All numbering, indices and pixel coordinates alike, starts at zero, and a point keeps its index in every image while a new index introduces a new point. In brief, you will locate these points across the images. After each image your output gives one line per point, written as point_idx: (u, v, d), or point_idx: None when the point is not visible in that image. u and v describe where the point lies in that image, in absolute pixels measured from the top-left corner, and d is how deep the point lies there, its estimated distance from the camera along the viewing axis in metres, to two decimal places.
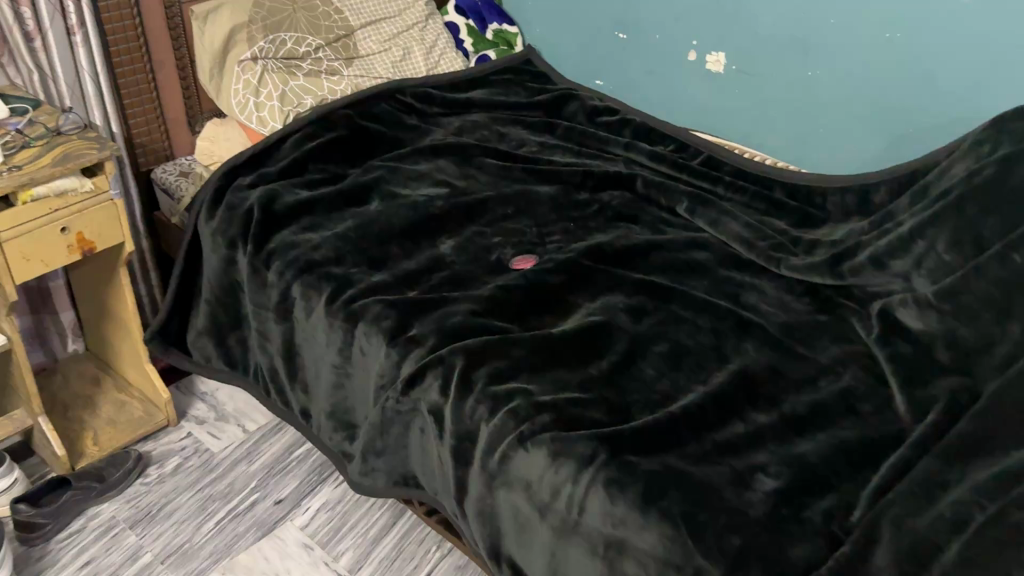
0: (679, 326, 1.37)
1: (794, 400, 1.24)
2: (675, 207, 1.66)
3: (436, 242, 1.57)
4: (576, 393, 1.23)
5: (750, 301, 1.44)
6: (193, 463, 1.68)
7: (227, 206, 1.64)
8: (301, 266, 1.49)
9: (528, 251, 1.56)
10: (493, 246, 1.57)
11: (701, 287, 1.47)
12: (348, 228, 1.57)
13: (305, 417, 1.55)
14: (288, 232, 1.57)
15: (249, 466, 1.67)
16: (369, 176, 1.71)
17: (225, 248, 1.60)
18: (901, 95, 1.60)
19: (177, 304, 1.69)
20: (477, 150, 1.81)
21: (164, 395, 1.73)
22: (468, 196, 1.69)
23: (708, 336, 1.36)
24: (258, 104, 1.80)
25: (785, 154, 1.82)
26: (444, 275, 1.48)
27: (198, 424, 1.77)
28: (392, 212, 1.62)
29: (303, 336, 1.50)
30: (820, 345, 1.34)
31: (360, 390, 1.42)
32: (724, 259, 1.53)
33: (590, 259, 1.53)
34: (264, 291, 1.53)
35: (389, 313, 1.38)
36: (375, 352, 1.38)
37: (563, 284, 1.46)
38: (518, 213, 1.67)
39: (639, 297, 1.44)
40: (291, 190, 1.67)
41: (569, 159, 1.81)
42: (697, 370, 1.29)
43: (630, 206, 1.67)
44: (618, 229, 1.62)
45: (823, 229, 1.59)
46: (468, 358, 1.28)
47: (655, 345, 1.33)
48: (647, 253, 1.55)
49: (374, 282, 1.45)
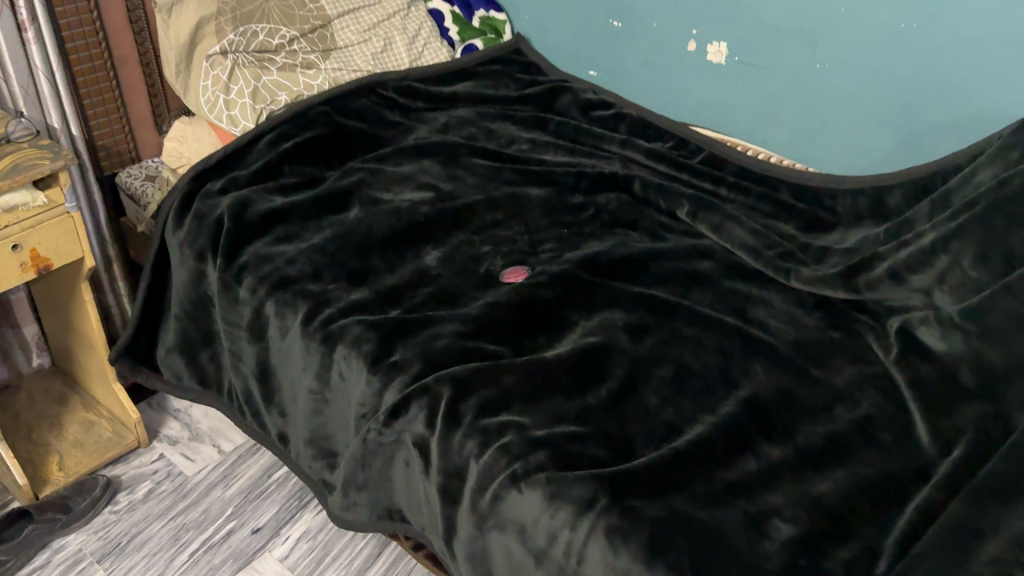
0: (682, 346, 1.28)
1: (809, 430, 1.15)
2: (675, 211, 1.55)
3: (420, 253, 1.47)
4: (573, 425, 1.13)
5: (757, 316, 1.34)
6: (165, 489, 1.58)
7: (195, 215, 1.53)
8: (276, 282, 1.39)
9: (519, 262, 1.46)
10: (481, 256, 1.47)
11: (705, 302, 1.37)
12: (326, 239, 1.46)
13: (283, 442, 1.45)
14: (261, 244, 1.46)
15: (225, 492, 1.57)
16: (348, 180, 1.61)
17: (194, 261, 1.49)
18: (916, 91, 1.49)
19: (145, 319, 1.59)
20: (465, 149, 1.70)
21: (134, 415, 1.63)
22: (455, 201, 1.58)
23: (714, 357, 1.26)
24: (229, 102, 1.68)
25: (791, 151, 1.72)
26: (428, 291, 1.37)
27: (171, 445, 1.67)
28: (373, 220, 1.51)
29: (279, 358, 1.39)
30: (834, 366, 1.25)
31: (340, 416, 1.33)
32: (729, 269, 1.43)
33: (585, 271, 1.42)
34: (235, 308, 1.42)
35: (370, 335, 1.28)
36: (355, 377, 1.27)
37: (557, 299, 1.36)
38: (508, 219, 1.57)
39: (639, 314, 1.34)
40: (264, 196, 1.55)
41: (562, 158, 1.71)
42: (703, 397, 1.19)
43: (627, 210, 1.57)
44: (615, 235, 1.51)
45: (833, 235, 1.49)
46: (456, 387, 1.18)
47: (657, 369, 1.23)
48: (645, 262, 1.44)
49: (354, 300, 1.34)
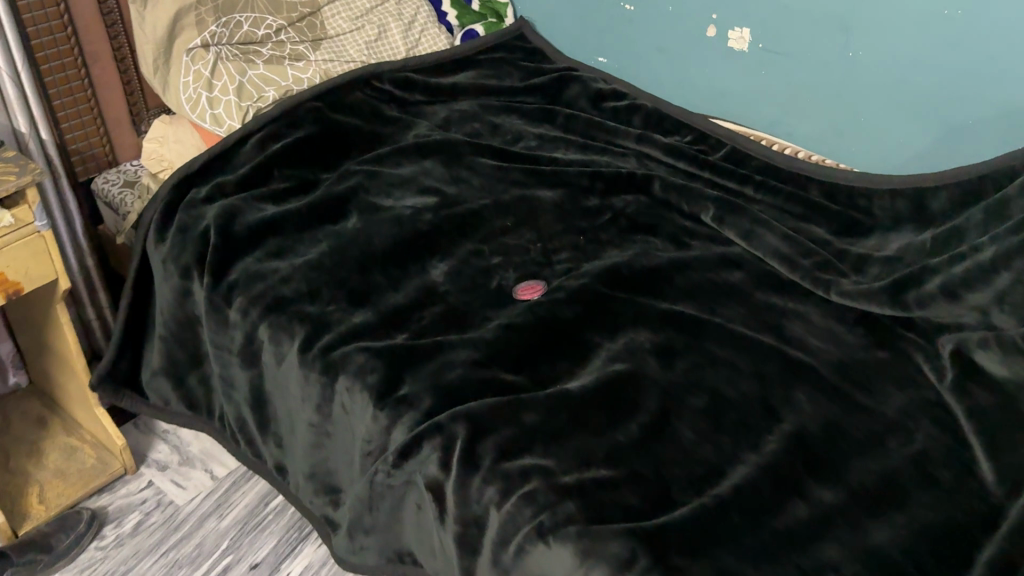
0: (716, 371, 1.17)
1: (861, 469, 1.05)
2: (699, 215, 1.44)
3: (426, 267, 1.35)
4: (604, 469, 1.02)
5: (795, 334, 1.23)
6: (155, 521, 1.47)
7: (179, 227, 1.40)
8: (270, 303, 1.27)
9: (533, 275, 1.34)
10: (491, 269, 1.35)
11: (737, 318, 1.26)
12: (322, 253, 1.34)
13: (281, 474, 1.35)
14: (251, 259, 1.34)
15: (219, 523, 1.47)
16: (345, 185, 1.48)
17: (178, 278, 1.37)
18: (958, 83, 1.37)
19: (127, 339, 1.47)
20: (469, 148, 1.59)
21: (120, 441, 1.51)
22: (461, 207, 1.46)
23: (751, 383, 1.15)
24: (212, 100, 1.54)
25: (819, 145, 1.60)
26: (436, 311, 1.26)
27: (160, 471, 1.56)
28: (374, 230, 1.39)
29: (274, 385, 1.28)
30: (882, 393, 1.15)
31: (343, 451, 1.22)
32: (760, 280, 1.32)
33: (606, 286, 1.31)
34: (225, 331, 1.31)
35: (375, 365, 1.16)
36: (359, 411, 1.16)
37: (576, 318, 1.25)
38: (518, 225, 1.45)
39: (666, 334, 1.23)
40: (253, 206, 1.43)
41: (573, 156, 1.60)
42: (743, 432, 1.09)
43: (647, 214, 1.45)
44: (635, 243, 1.40)
45: (871, 240, 1.38)
46: (472, 426, 1.07)
47: (691, 400, 1.13)
48: (670, 275, 1.33)
49: (356, 323, 1.23)
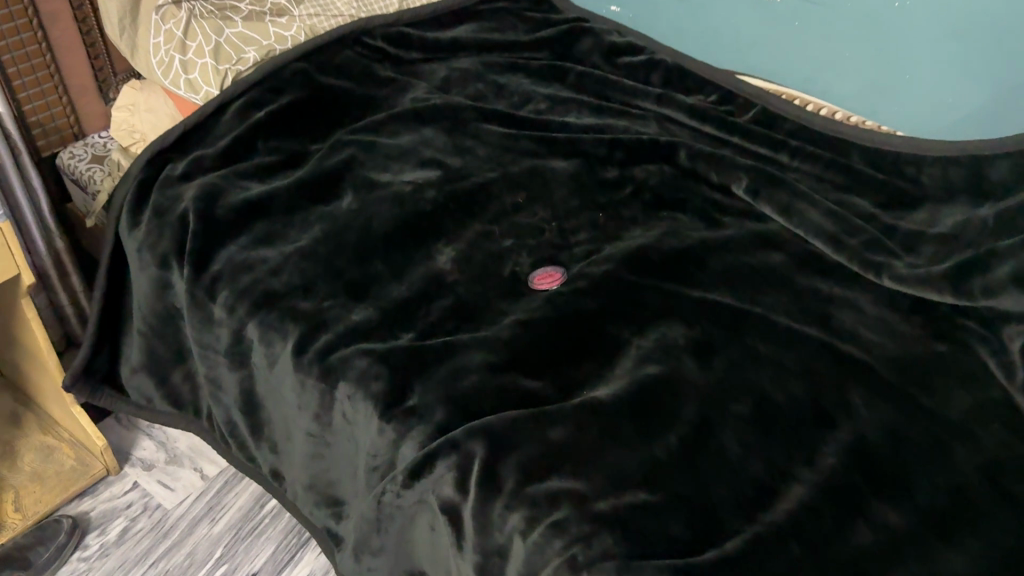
0: (760, 371, 1.05)
1: (928, 484, 0.94)
2: (730, 187, 1.31)
3: (431, 251, 1.22)
4: (642, 492, 0.91)
5: (843, 325, 1.12)
6: (142, 527, 1.36)
7: (154, 210, 1.26)
8: (259, 298, 1.14)
9: (550, 260, 1.21)
10: (504, 253, 1.22)
11: (778, 308, 1.14)
12: (315, 238, 1.20)
13: (277, 480, 1.23)
14: (235, 246, 1.20)
15: (212, 528, 1.36)
16: (338, 158, 1.34)
17: (156, 268, 1.24)
18: (1015, 36, 1.22)
19: (103, 333, 1.34)
20: (473, 114, 1.44)
21: (100, 442, 1.39)
22: (467, 181, 1.33)
23: (799, 384, 1.04)
24: (186, 64, 1.38)
25: (856, 105, 1.46)
26: (445, 304, 1.13)
27: (146, 471, 1.44)
28: (372, 210, 1.25)
29: (267, 389, 1.16)
30: (944, 392, 1.04)
31: (346, 463, 1.10)
32: (801, 263, 1.20)
33: (631, 272, 1.18)
34: (210, 327, 1.18)
35: (380, 370, 1.04)
36: (363, 422, 1.04)
37: (600, 311, 1.12)
38: (530, 200, 1.32)
39: (702, 327, 1.11)
40: (236, 184, 1.29)
41: (588, 120, 1.46)
42: (793, 443, 0.98)
43: (673, 186, 1.32)
44: (661, 221, 1.27)
45: (920, 214, 1.26)
46: (491, 444, 0.95)
47: (734, 405, 1.01)
48: (701, 257, 1.20)
49: (356, 321, 1.10)
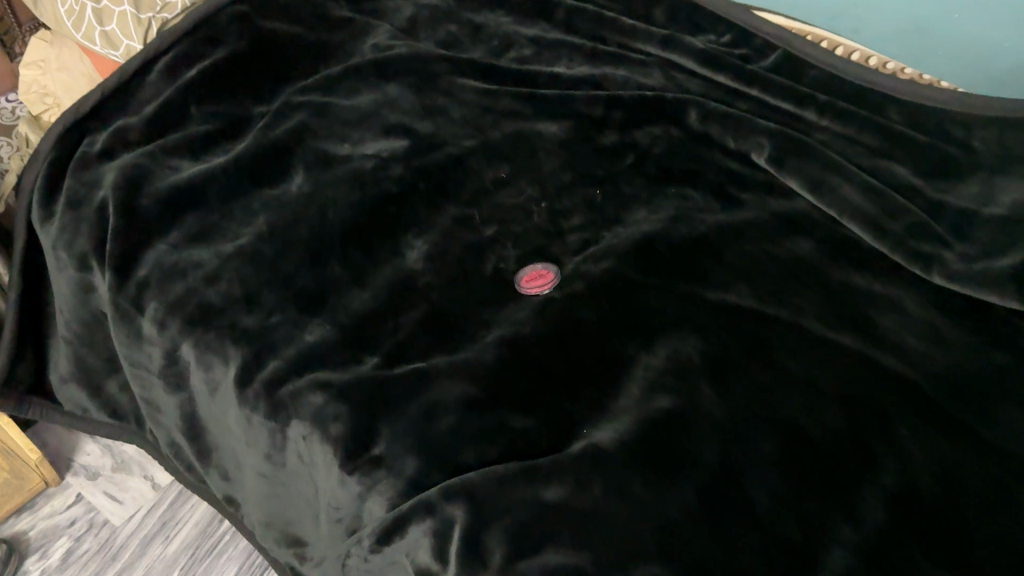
0: (788, 396, 0.89)
1: (993, 542, 0.78)
2: (750, 155, 1.12)
3: (398, 245, 1.03)
4: (655, 567, 0.75)
5: (885, 333, 0.95)
6: (87, 548, 1.21)
7: (68, 199, 1.06)
8: (194, 313, 0.96)
9: (540, 254, 1.03)
10: (485, 245, 1.04)
11: (808, 312, 0.97)
12: (260, 235, 1.02)
13: (232, 506, 1.08)
14: (164, 246, 1.01)
15: (166, 549, 1.21)
16: (286, 127, 1.14)
17: (74, 270, 1.04)
18: None
19: (24, 339, 1.15)
20: (445, 65, 1.23)
21: (36, 455, 1.22)
22: (440, 153, 1.13)
23: (836, 412, 0.88)
24: (100, 13, 1.16)
25: (895, 47, 1.27)
26: (416, 317, 0.95)
27: (90, 481, 1.29)
28: (328, 195, 1.06)
29: (211, 416, 0.99)
30: (1008, 419, 0.88)
31: (305, 506, 0.94)
32: (833, 253, 1.02)
33: (634, 270, 1.00)
34: (139, 344, 0.99)
35: (338, 408, 0.87)
36: (322, 468, 0.88)
37: (599, 322, 0.95)
38: (515, 175, 1.12)
39: (720, 340, 0.93)
40: (166, 164, 1.09)
41: (582, 70, 1.25)
42: (831, 491, 0.82)
43: (681, 155, 1.14)
44: (669, 202, 1.08)
45: (971, 187, 1.08)
46: (473, 509, 0.78)
47: (760, 444, 0.85)
48: (716, 249, 1.03)
49: (309, 343, 0.92)
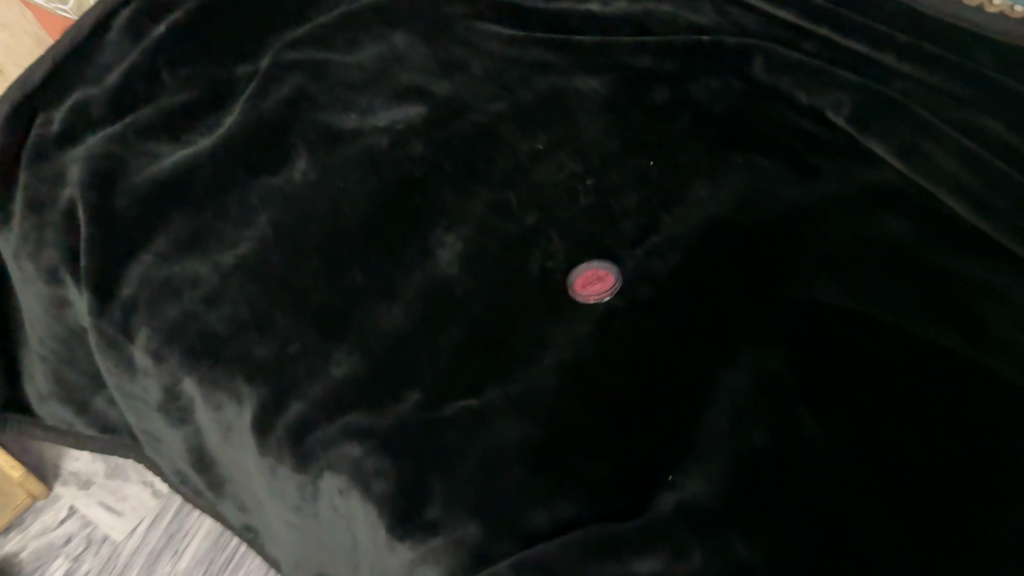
0: (897, 419, 0.76)
1: None
2: (825, 112, 0.98)
3: (427, 244, 0.88)
4: None
5: (998, 334, 0.81)
6: (89, 569, 1.10)
7: (26, 198, 0.89)
8: (197, 343, 0.81)
9: (594, 246, 0.89)
10: (529, 238, 0.89)
11: (909, 310, 0.83)
12: (265, 239, 0.86)
13: (251, 534, 0.95)
14: (151, 256, 0.85)
15: (176, 566, 1.10)
16: (280, 95, 0.96)
17: (42, 284, 0.87)
18: None
19: None
20: (459, 8, 1.05)
21: (17, 472, 1.10)
22: (464, 121, 0.97)
23: (954, 433, 0.75)
24: None
25: None
26: (460, 337, 0.82)
27: (83, 491, 1.16)
28: (339, 183, 0.90)
29: (223, 453, 0.85)
30: None
31: (343, 557, 0.82)
32: (928, 234, 0.89)
33: (705, 268, 0.86)
34: (131, 375, 0.85)
35: (381, 460, 0.74)
36: (364, 526, 0.75)
37: (672, 337, 0.82)
38: (554, 145, 0.97)
39: (812, 352, 0.81)
40: (139, 150, 0.91)
41: (619, 6, 1.08)
42: (957, 532, 0.69)
43: (744, 115, 0.99)
44: (737, 175, 0.94)
45: None
46: None
47: (869, 482, 0.73)
48: (796, 233, 0.89)
49: (338, 377, 0.79)
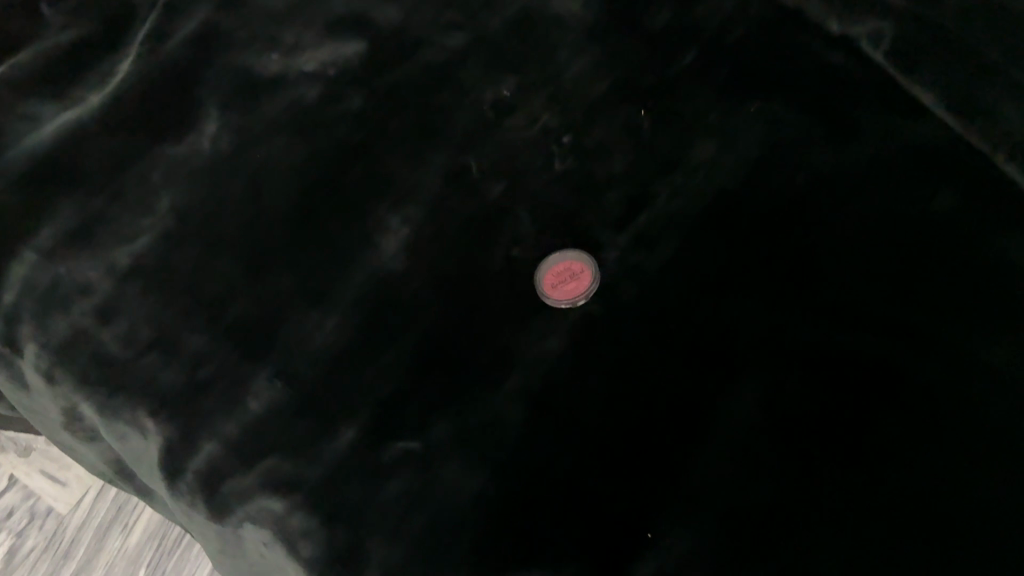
0: (932, 459, 0.60)
1: None
2: (860, 42, 0.78)
3: (367, 230, 0.72)
4: None
5: None
6: (33, 545, 1.02)
7: None
8: (85, 368, 0.67)
9: (571, 230, 0.74)
10: (491, 221, 0.74)
11: (955, 311, 0.66)
12: (167, 231, 0.71)
13: None
14: (33, 254, 0.69)
15: (126, 541, 1.02)
16: (187, 33, 0.78)
17: None
18: None
19: None
20: None
21: None
22: (414, 63, 0.79)
23: (1006, 482, 0.59)
24: None
25: None
26: (404, 356, 0.68)
27: (24, 459, 1.08)
28: (260, 153, 0.74)
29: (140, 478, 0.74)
30: None
31: None
32: (980, 206, 0.70)
33: (703, 264, 0.71)
34: (22, 393, 0.71)
35: (309, 518, 0.63)
36: None
37: (656, 352, 0.68)
38: (525, 91, 0.79)
39: (827, 371, 0.65)
40: (13, 111, 0.75)
41: None
42: None
43: (761, 48, 0.80)
44: (744, 141, 0.76)
45: None
46: None
47: (894, 548, 0.58)
48: (818, 216, 0.72)
49: (256, 413, 0.66)
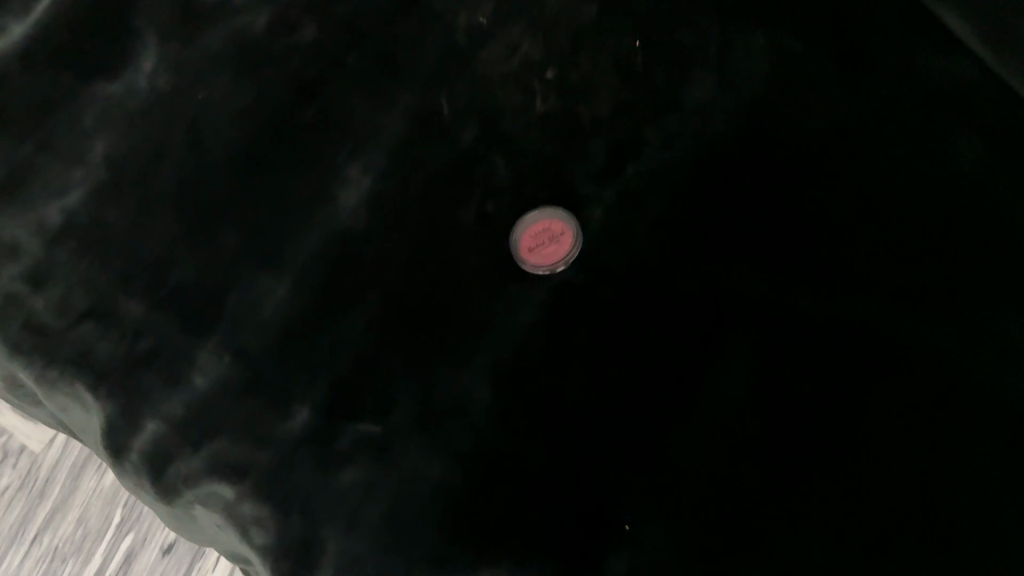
0: (954, 456, 0.53)
1: None
2: None
3: (324, 183, 0.65)
4: None
5: None
6: (7, 484, 1.00)
7: None
8: (14, 343, 0.57)
9: (553, 189, 0.70)
10: (465, 173, 0.68)
11: (976, 263, 0.58)
12: (103, 184, 0.62)
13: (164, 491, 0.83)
14: None
15: (102, 480, 0.99)
16: None
17: None
18: None
19: None
20: None
21: None
22: None
23: None
24: None
25: None
26: (365, 328, 0.63)
27: None
28: (204, 94, 0.65)
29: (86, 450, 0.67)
30: None
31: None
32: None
33: (697, 228, 0.66)
34: None
35: (260, 508, 0.55)
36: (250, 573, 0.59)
37: (634, 329, 0.64)
38: (504, 16, 0.70)
39: (829, 356, 0.59)
40: None
41: None
42: None
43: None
44: (744, 70, 0.68)
45: None
46: None
47: (908, 559, 0.51)
48: (824, 160, 0.64)
49: (203, 391, 0.58)
